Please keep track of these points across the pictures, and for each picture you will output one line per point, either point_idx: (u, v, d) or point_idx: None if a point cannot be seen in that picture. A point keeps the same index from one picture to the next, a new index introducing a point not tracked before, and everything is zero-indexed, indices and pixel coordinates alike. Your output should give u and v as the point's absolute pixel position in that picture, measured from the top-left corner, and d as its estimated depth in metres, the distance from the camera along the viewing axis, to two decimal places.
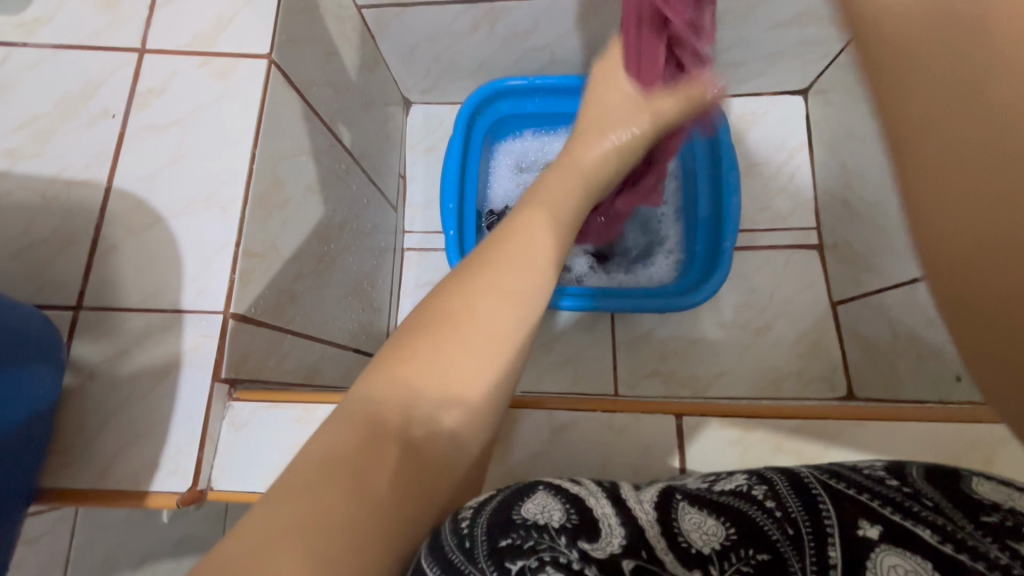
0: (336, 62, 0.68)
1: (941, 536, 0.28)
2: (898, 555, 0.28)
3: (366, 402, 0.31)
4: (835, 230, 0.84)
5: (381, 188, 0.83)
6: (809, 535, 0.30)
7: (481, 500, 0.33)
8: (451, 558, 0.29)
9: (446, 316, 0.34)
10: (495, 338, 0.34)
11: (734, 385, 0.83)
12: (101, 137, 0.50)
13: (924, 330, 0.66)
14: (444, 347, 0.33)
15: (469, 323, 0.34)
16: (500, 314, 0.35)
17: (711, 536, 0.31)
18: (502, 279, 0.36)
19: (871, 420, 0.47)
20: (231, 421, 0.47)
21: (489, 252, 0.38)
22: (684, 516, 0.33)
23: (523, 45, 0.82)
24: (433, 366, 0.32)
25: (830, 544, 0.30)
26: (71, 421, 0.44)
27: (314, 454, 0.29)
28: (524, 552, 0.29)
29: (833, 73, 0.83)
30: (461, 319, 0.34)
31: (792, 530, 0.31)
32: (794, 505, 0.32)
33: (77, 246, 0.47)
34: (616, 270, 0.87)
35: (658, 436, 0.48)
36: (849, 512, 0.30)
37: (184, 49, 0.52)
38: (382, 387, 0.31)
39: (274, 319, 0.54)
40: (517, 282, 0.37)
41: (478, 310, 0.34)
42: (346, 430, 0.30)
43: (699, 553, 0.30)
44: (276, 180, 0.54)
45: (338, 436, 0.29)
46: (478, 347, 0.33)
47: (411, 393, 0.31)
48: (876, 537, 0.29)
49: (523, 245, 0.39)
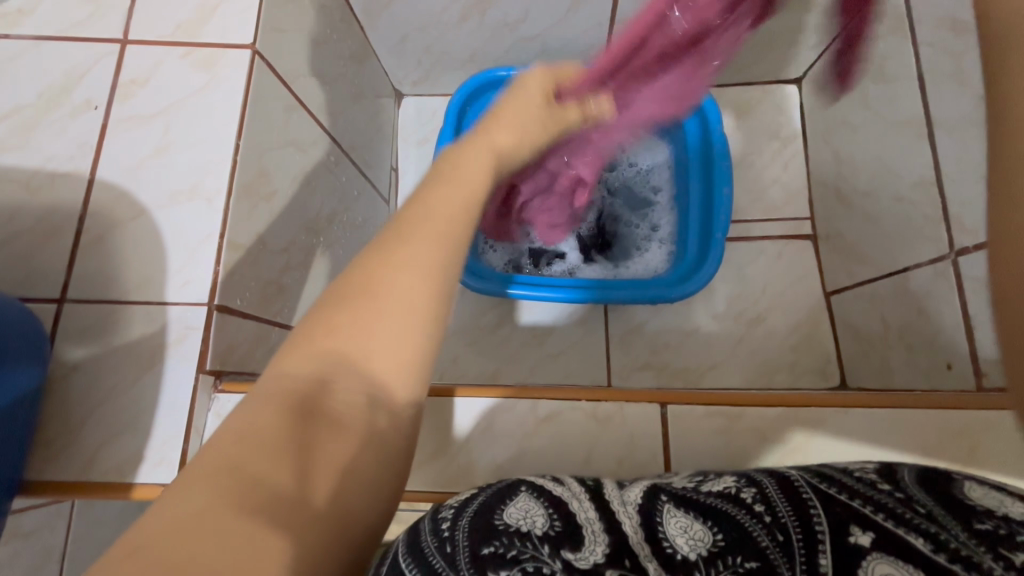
0: (324, 52, 0.67)
1: (934, 545, 0.29)
2: (890, 564, 0.29)
3: (283, 378, 0.32)
4: (829, 221, 0.84)
5: (371, 180, 0.82)
6: (798, 541, 0.31)
7: (462, 499, 0.36)
8: (429, 561, 0.31)
9: (356, 292, 0.34)
10: (405, 301, 0.34)
11: (727, 376, 0.83)
12: (83, 129, 0.49)
13: (916, 321, 0.66)
14: (354, 321, 0.33)
15: (383, 294, 0.34)
16: (408, 280, 0.34)
17: (697, 542, 0.32)
18: (415, 248, 0.36)
19: (857, 409, 0.46)
20: (216, 412, 0.47)
21: (404, 223, 0.37)
22: (671, 520, 0.34)
23: (513, 36, 0.81)
24: (349, 343, 0.33)
25: (821, 551, 0.31)
26: (55, 414, 0.44)
27: (235, 437, 0.29)
28: (507, 561, 0.30)
29: (827, 61, 0.82)
30: (374, 291, 0.34)
31: (781, 537, 0.32)
32: (785, 510, 0.33)
33: (60, 239, 0.47)
34: (607, 261, 0.86)
35: (644, 425, 0.48)
36: (841, 519, 0.32)
37: (166, 40, 0.52)
38: (294, 362, 0.32)
39: (260, 312, 0.54)
40: (433, 250, 0.36)
41: (387, 279, 0.34)
42: (263, 414, 0.30)
43: (685, 560, 0.32)
44: (263, 171, 0.54)
45: (261, 413, 0.30)
46: (385, 313, 0.33)
47: (325, 363, 0.32)
48: (868, 545, 0.30)
49: (431, 216, 0.38)
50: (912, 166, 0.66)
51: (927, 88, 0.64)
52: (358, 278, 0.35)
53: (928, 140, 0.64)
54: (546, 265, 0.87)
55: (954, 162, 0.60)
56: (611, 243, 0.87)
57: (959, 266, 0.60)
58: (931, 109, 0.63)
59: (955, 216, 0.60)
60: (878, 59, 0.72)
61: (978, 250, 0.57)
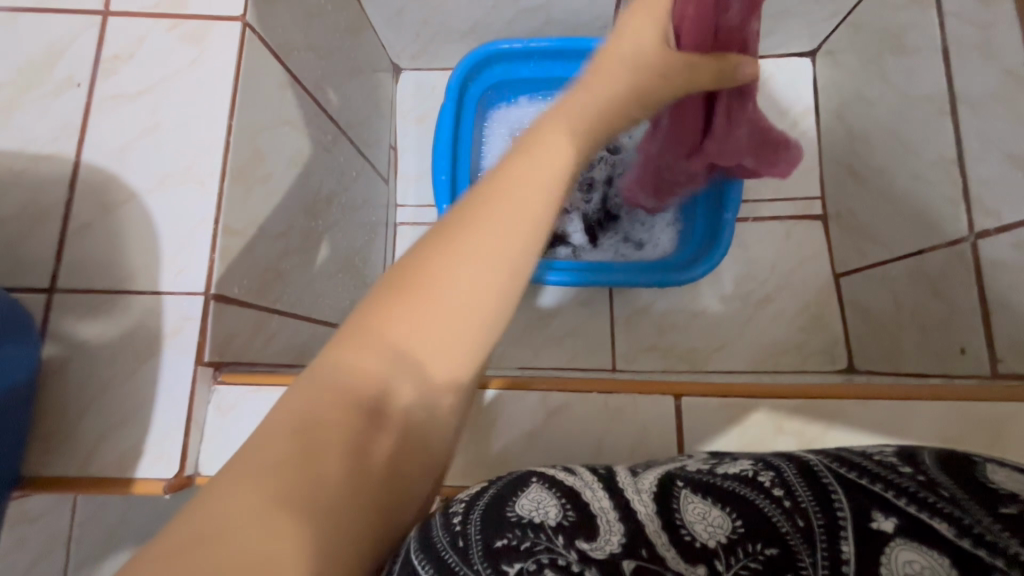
0: (319, 25, 0.64)
1: (958, 530, 0.28)
2: (914, 550, 0.28)
3: (333, 380, 0.28)
4: (840, 200, 0.81)
5: (369, 159, 0.81)
6: (820, 529, 0.31)
7: (473, 492, 0.36)
8: (444, 557, 0.31)
9: (419, 276, 0.29)
10: (459, 342, 0.28)
11: (733, 358, 0.82)
12: (68, 108, 0.47)
13: (930, 303, 0.65)
14: (413, 312, 0.28)
15: (446, 279, 0.28)
16: (491, 290, 0.29)
17: (716, 528, 0.32)
18: (489, 228, 0.29)
19: (877, 400, 0.45)
20: (216, 404, 0.46)
21: (490, 189, 0.30)
22: (688, 505, 0.34)
23: (512, 6, 0.81)
24: (403, 334, 0.28)
25: (843, 538, 0.30)
26: (49, 408, 0.43)
27: (278, 434, 0.26)
28: (521, 553, 0.31)
29: (844, 33, 0.79)
30: (437, 275, 0.28)
31: (802, 523, 0.31)
32: (805, 495, 0.33)
33: (48, 225, 0.45)
34: (613, 243, 0.85)
35: (656, 418, 0.47)
36: (862, 505, 0.31)
37: (151, 11, 0.49)
38: (352, 355, 0.28)
39: (259, 299, 0.53)
40: (519, 236, 0.29)
41: (457, 277, 0.28)
42: (314, 415, 0.27)
43: (704, 547, 0.31)
44: (257, 152, 0.52)
45: (303, 419, 0.27)
46: (468, 320, 0.28)
47: (378, 374, 0.28)
48: (892, 530, 0.29)
49: (521, 193, 0.30)
50: (932, 143, 0.63)
51: (951, 62, 0.61)
52: (431, 253, 0.29)
53: (950, 118, 0.61)
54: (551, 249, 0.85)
55: (977, 141, 0.58)
56: (615, 225, 0.85)
57: (978, 248, 0.58)
58: (954, 84, 0.60)
59: (976, 197, 0.58)
60: (897, 29, 0.68)
61: (1001, 232, 0.55)
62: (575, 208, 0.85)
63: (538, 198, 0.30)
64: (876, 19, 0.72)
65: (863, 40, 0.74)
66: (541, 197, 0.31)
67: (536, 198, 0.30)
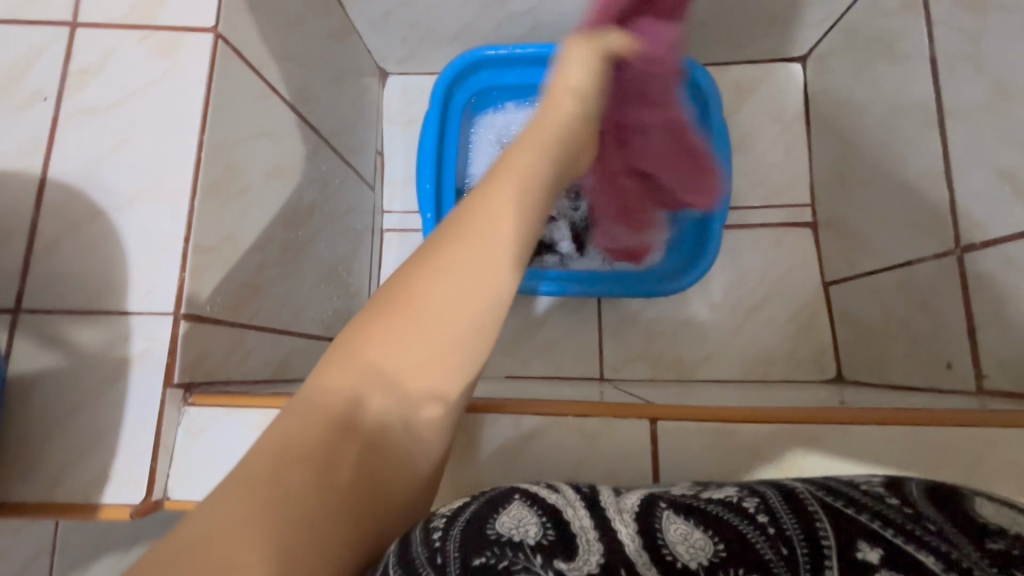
0: (299, 33, 0.63)
1: (945, 564, 0.28)
2: None
3: (322, 392, 0.33)
4: (830, 207, 0.81)
5: (354, 166, 0.80)
6: (804, 556, 0.30)
7: (453, 508, 0.34)
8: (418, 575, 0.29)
9: (399, 299, 0.36)
10: (437, 355, 0.35)
11: (721, 367, 0.81)
12: (35, 122, 0.46)
13: (918, 315, 0.64)
14: (392, 331, 0.35)
15: (422, 302, 0.35)
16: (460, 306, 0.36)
17: (698, 550, 0.31)
18: (456, 256, 0.37)
19: (857, 426, 0.45)
20: (187, 426, 0.45)
21: (454, 225, 0.38)
22: (671, 526, 0.33)
23: (499, 12, 0.80)
24: (382, 349, 0.34)
25: (828, 566, 0.30)
26: (15, 430, 0.42)
27: (266, 448, 0.31)
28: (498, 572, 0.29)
29: (835, 39, 0.78)
30: (414, 300, 0.35)
31: (786, 551, 0.30)
32: (790, 522, 0.32)
33: (14, 244, 0.44)
34: (600, 251, 0.84)
35: (634, 442, 0.46)
36: (848, 534, 0.30)
37: (122, 22, 0.48)
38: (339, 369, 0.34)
39: (235, 315, 0.52)
40: (483, 262, 0.37)
41: (431, 297, 0.35)
42: (300, 428, 0.32)
43: (686, 567, 0.30)
44: (232, 165, 0.51)
45: (289, 432, 0.31)
46: (441, 334, 0.35)
47: (362, 384, 0.34)
48: (877, 561, 0.29)
49: (478, 229, 0.38)
50: (921, 155, 0.62)
51: (940, 72, 0.60)
52: (409, 279, 0.36)
53: (939, 129, 0.60)
54: (538, 257, 0.84)
55: (965, 154, 0.57)
56: None
57: (965, 262, 0.57)
58: (944, 95, 0.59)
59: (964, 210, 0.57)
60: (888, 37, 0.67)
61: (988, 246, 0.55)
62: (562, 216, 0.85)
63: (493, 229, 0.38)
64: (867, 26, 0.70)
65: (854, 47, 0.74)
66: (496, 229, 0.38)
67: (491, 229, 0.38)
